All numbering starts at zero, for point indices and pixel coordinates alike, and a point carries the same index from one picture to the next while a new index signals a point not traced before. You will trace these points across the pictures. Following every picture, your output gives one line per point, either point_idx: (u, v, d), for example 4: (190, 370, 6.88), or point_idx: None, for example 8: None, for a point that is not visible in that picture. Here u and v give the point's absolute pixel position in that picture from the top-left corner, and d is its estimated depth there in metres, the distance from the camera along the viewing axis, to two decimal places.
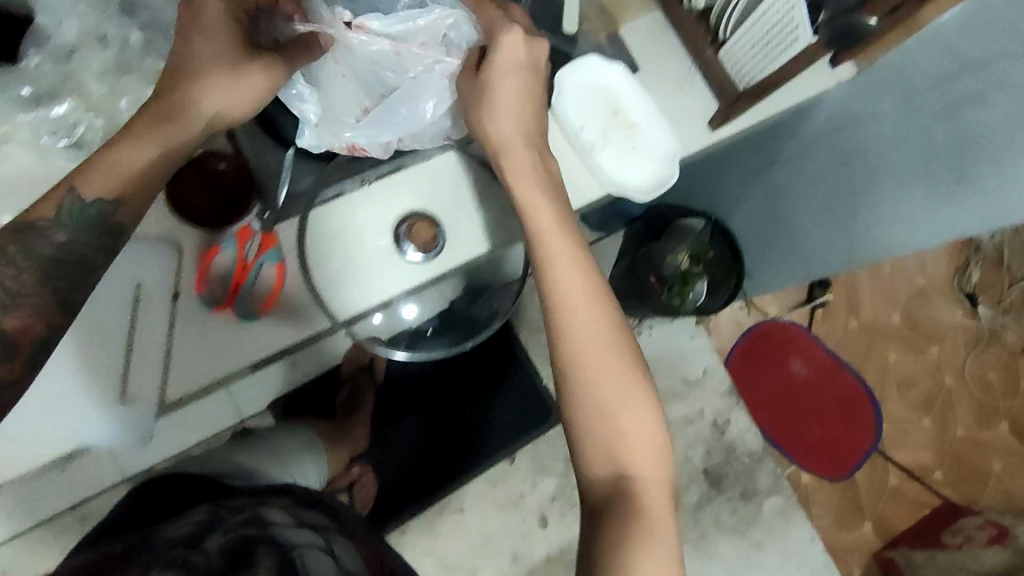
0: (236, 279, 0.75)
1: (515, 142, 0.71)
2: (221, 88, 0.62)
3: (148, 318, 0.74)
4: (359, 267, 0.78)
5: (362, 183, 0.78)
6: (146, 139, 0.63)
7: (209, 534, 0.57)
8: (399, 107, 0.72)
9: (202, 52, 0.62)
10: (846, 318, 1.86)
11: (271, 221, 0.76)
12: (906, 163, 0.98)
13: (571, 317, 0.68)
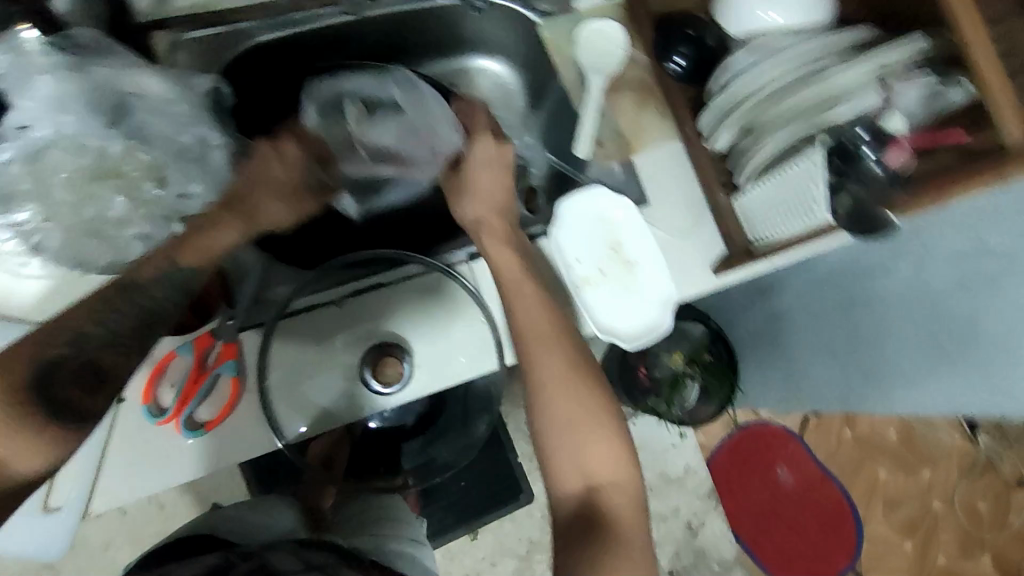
0: (186, 389, 0.70)
1: (489, 216, 0.75)
2: (280, 204, 0.73)
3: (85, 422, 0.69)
4: (313, 388, 0.74)
5: (337, 294, 0.75)
6: (211, 237, 0.65)
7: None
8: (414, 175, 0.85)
9: (276, 171, 0.72)
10: (839, 428, 1.68)
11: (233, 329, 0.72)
12: (913, 325, 0.94)
13: (550, 390, 0.66)
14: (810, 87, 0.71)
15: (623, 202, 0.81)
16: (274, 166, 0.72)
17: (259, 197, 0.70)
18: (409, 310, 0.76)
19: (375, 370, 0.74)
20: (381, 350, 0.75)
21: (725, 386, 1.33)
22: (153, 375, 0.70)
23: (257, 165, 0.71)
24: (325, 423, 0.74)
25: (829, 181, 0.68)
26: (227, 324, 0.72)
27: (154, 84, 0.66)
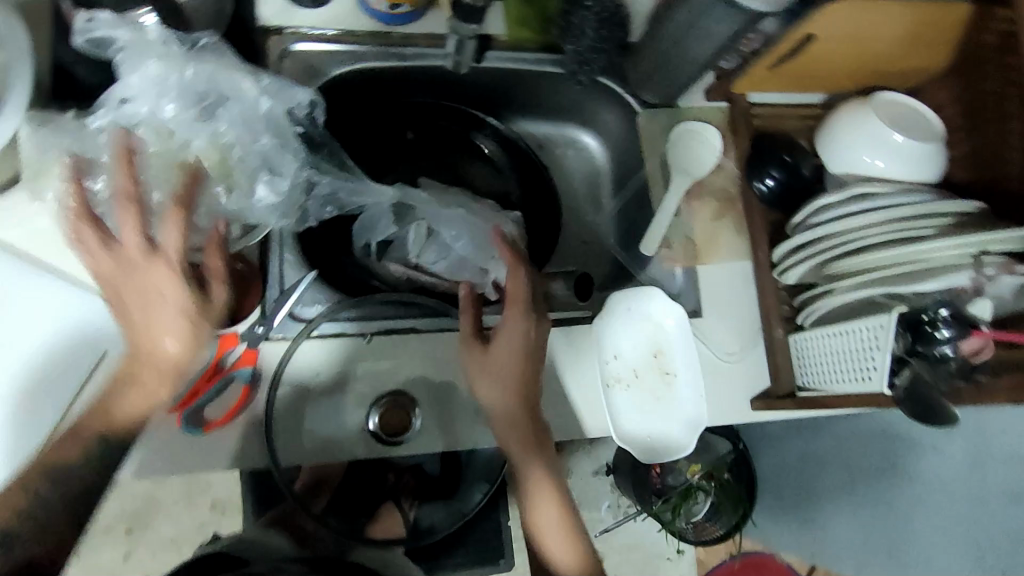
0: (196, 387, 0.67)
1: (504, 406, 0.70)
2: (180, 329, 0.61)
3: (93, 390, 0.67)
4: (322, 413, 0.73)
5: (368, 329, 0.74)
6: (141, 391, 0.63)
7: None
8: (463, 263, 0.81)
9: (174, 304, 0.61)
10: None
11: (260, 337, 0.69)
12: (960, 501, 0.93)
13: (552, 541, 0.74)
14: (898, 255, 0.65)
15: (677, 312, 0.80)
16: (158, 295, 0.59)
17: (158, 331, 0.61)
18: (434, 361, 0.76)
19: (384, 415, 0.74)
20: (398, 397, 0.74)
21: (737, 509, 1.26)
22: None
23: (145, 309, 0.60)
24: (324, 453, 0.72)
25: (896, 354, 0.65)
26: (255, 330, 0.69)
27: (258, 97, 0.66)
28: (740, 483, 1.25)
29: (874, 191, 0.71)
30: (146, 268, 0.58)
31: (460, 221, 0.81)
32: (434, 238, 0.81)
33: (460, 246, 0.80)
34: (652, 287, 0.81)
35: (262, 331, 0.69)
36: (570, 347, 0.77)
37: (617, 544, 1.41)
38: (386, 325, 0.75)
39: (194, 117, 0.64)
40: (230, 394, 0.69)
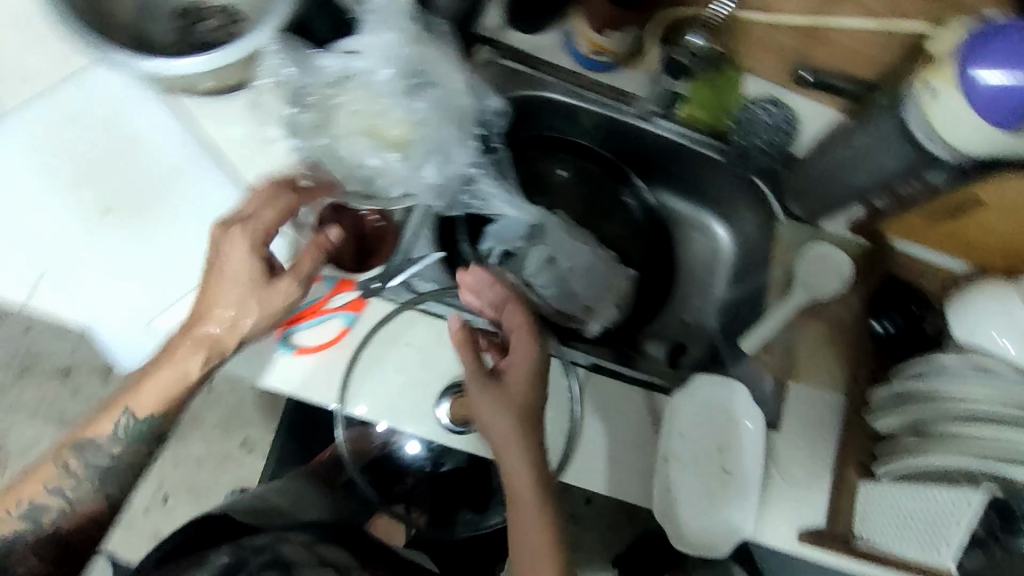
0: (306, 312, 0.71)
1: (515, 418, 0.65)
2: (243, 293, 0.60)
3: None
4: (398, 383, 0.73)
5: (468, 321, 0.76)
6: (169, 364, 0.61)
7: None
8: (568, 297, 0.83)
9: (232, 273, 0.59)
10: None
11: (374, 290, 0.73)
12: None
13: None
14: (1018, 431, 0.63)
15: (754, 414, 0.78)
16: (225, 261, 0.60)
17: (214, 299, 0.60)
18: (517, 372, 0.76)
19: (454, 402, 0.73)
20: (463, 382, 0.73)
21: None
22: None
23: (220, 270, 0.60)
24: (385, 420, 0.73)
25: (975, 533, 0.67)
26: (371, 284, 0.73)
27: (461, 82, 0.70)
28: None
29: (995, 366, 0.68)
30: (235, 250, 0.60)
31: (586, 262, 0.85)
32: (553, 266, 0.83)
33: (576, 285, 0.84)
34: (733, 380, 0.81)
35: (376, 288, 0.72)
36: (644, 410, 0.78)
37: None
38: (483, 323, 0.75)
39: (396, 91, 0.69)
40: (327, 330, 0.72)
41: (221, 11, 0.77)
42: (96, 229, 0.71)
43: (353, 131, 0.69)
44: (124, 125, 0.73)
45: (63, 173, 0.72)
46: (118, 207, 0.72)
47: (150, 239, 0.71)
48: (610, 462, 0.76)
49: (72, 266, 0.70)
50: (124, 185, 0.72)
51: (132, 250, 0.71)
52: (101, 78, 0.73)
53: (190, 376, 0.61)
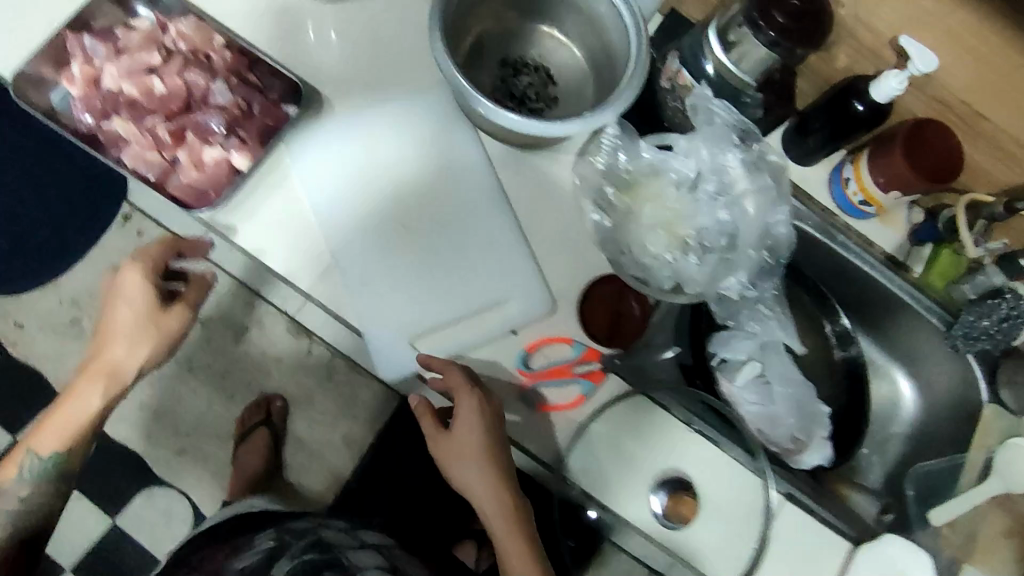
0: (554, 370, 0.75)
1: (474, 444, 0.74)
2: (130, 343, 0.79)
3: (487, 321, 0.76)
4: (612, 454, 0.76)
5: (688, 420, 0.78)
6: (76, 396, 0.81)
7: (279, 561, 0.83)
8: (779, 419, 0.83)
9: (120, 353, 0.80)
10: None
11: (615, 366, 0.76)
12: None
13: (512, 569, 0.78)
14: None
15: None
16: (130, 295, 0.78)
17: (108, 340, 0.80)
18: (710, 481, 0.77)
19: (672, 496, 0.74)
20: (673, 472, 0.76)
21: None
22: (543, 338, 0.76)
23: (116, 308, 0.79)
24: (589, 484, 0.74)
25: None
26: (613, 359, 0.76)
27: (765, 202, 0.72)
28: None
29: None
30: (120, 301, 0.79)
31: (797, 389, 0.85)
32: (765, 385, 0.83)
33: (789, 417, 0.83)
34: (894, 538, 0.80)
35: (617, 363, 0.76)
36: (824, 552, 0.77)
37: None
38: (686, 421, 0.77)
39: (694, 196, 0.73)
40: (567, 392, 0.75)
41: (536, 71, 0.84)
42: (391, 240, 0.76)
43: (655, 224, 0.72)
44: (436, 153, 0.79)
45: (373, 183, 0.77)
46: (413, 224, 0.77)
47: (437, 262, 0.76)
48: None
49: (362, 269, 0.74)
50: (423, 206, 0.78)
51: (418, 267, 0.76)
52: (427, 105, 0.80)
53: (121, 374, 0.81)
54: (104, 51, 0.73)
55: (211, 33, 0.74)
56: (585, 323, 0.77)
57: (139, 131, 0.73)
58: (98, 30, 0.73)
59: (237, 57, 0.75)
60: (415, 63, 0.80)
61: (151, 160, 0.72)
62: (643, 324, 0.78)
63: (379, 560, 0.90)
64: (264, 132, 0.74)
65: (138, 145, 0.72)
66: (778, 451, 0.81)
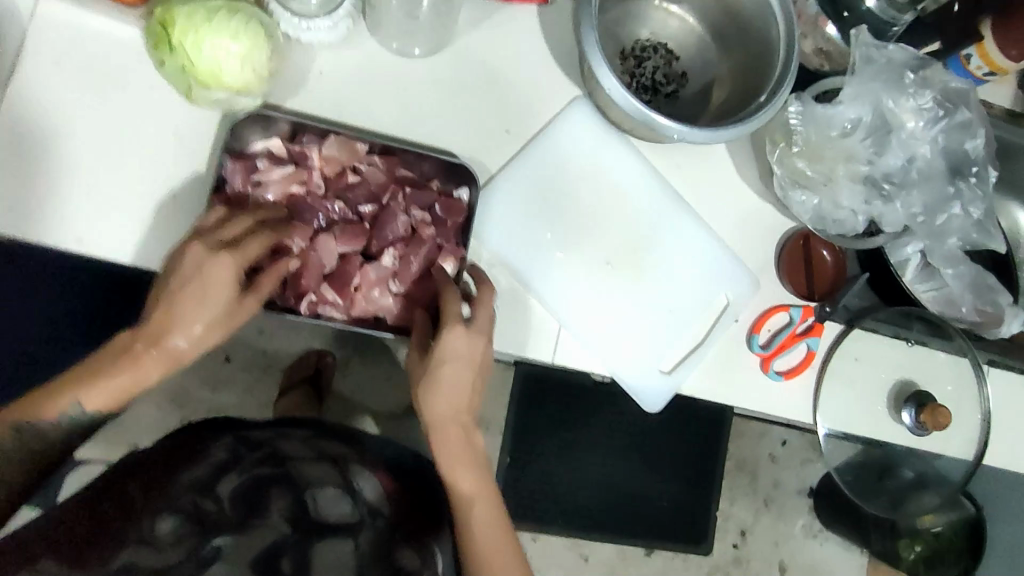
0: (783, 341, 0.79)
1: (465, 360, 0.66)
2: (195, 305, 0.57)
3: (719, 328, 0.77)
4: (838, 390, 0.83)
5: (896, 336, 0.85)
6: (131, 374, 0.56)
7: (223, 478, 0.65)
8: (960, 298, 0.85)
9: (194, 306, 0.57)
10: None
11: (826, 313, 0.80)
12: None
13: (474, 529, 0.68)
14: None
15: None
16: (211, 281, 0.58)
17: (174, 326, 0.57)
18: (918, 375, 0.86)
19: (923, 411, 0.82)
20: (907, 386, 0.85)
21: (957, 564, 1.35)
22: (763, 316, 0.79)
23: (188, 283, 0.57)
24: (825, 420, 0.83)
25: None
26: (823, 309, 0.80)
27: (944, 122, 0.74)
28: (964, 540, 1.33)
29: None
30: (199, 269, 0.57)
31: (980, 275, 0.83)
32: (931, 270, 0.85)
33: (970, 296, 0.85)
34: None
35: (830, 311, 0.80)
36: None
37: (804, 555, 1.57)
38: (893, 332, 0.85)
39: (880, 139, 0.73)
40: (798, 355, 0.80)
41: (655, 50, 0.79)
42: (601, 277, 0.75)
43: (850, 179, 0.74)
44: (606, 175, 0.77)
45: (561, 229, 0.75)
46: (617, 257, 0.76)
47: (649, 280, 0.77)
48: (1002, 439, 0.87)
49: (587, 317, 0.75)
50: (617, 236, 0.76)
51: (637, 295, 0.76)
52: (577, 129, 0.76)
53: (195, 332, 0.58)
54: (253, 204, 0.66)
55: (354, 143, 0.67)
56: (792, 286, 0.79)
57: (321, 275, 0.68)
58: (234, 181, 0.65)
59: (389, 161, 0.69)
60: (544, 93, 0.76)
61: (355, 303, 0.68)
62: (838, 273, 0.81)
63: (340, 476, 0.71)
64: (459, 232, 0.70)
65: (334, 290, 0.68)
66: (966, 326, 0.88)
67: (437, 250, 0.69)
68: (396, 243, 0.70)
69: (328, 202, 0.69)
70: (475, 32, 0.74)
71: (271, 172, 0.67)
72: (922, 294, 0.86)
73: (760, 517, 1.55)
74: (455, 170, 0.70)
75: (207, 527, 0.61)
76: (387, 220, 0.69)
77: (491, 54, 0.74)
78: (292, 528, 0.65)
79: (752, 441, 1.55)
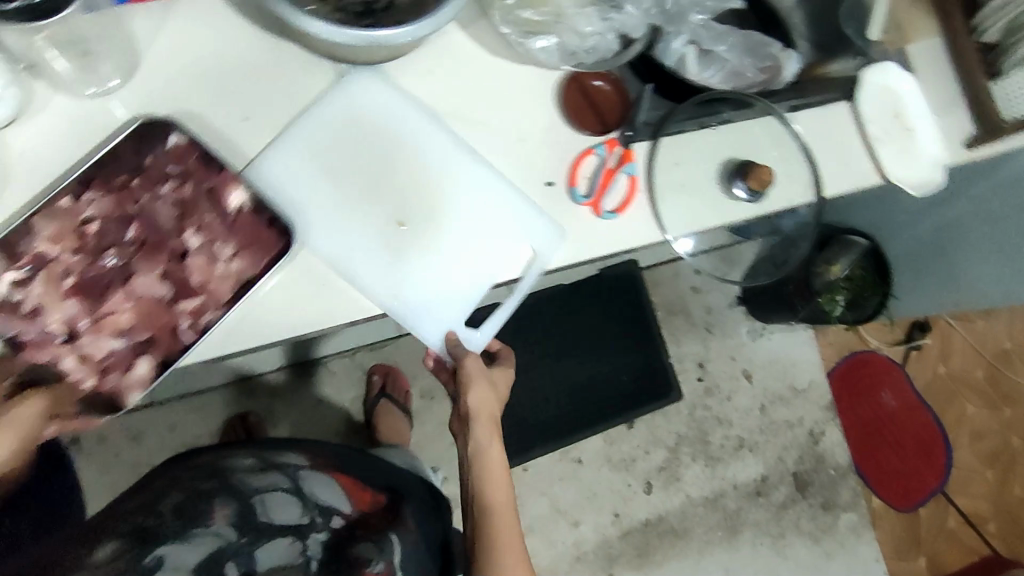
0: (602, 181, 0.80)
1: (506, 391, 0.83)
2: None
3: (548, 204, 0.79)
4: (674, 197, 0.85)
5: (702, 126, 0.87)
6: None
7: (164, 498, 0.64)
8: (744, 67, 0.89)
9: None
10: (934, 364, 1.75)
11: (629, 138, 0.81)
12: None
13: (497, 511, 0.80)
14: None
15: (903, 77, 0.95)
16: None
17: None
18: (739, 151, 0.89)
19: (748, 179, 0.84)
20: (730, 164, 0.88)
21: (876, 294, 1.46)
22: (574, 166, 0.80)
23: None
24: (678, 229, 0.85)
25: None
26: (626, 135, 0.81)
27: None
28: (876, 274, 1.46)
29: None
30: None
31: (745, 37, 0.88)
32: (710, 55, 0.87)
33: (751, 61, 0.89)
34: (862, 69, 0.94)
35: (632, 134, 0.81)
36: (832, 120, 0.92)
37: (759, 356, 1.65)
38: (699, 124, 0.87)
39: None
40: (622, 187, 0.81)
41: None
42: (415, 211, 0.75)
43: (581, 5, 0.75)
44: (352, 148, 0.74)
45: (353, 186, 0.74)
46: (408, 213, 0.75)
47: (461, 188, 0.77)
48: (832, 168, 0.92)
49: (421, 254, 0.75)
50: (396, 193, 0.75)
51: (450, 234, 0.76)
52: (316, 81, 0.74)
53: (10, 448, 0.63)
54: (57, 327, 0.66)
55: (57, 205, 0.66)
56: (587, 126, 0.80)
57: (167, 301, 0.69)
58: (21, 330, 0.65)
59: (96, 186, 0.67)
60: (261, 64, 0.73)
61: (215, 289, 0.69)
62: (622, 96, 0.82)
63: (290, 481, 0.71)
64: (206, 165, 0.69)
65: (191, 298, 0.69)
66: (760, 89, 0.90)
67: (211, 192, 0.69)
68: (183, 224, 0.70)
69: (103, 263, 0.68)
70: (159, 42, 0.70)
71: (32, 292, 0.65)
72: (718, 80, 0.88)
73: (708, 344, 1.62)
74: (155, 136, 0.68)
75: (148, 539, 0.60)
76: (155, 218, 0.69)
77: (187, 53, 0.71)
78: (239, 532, 0.63)
79: (669, 284, 1.60)
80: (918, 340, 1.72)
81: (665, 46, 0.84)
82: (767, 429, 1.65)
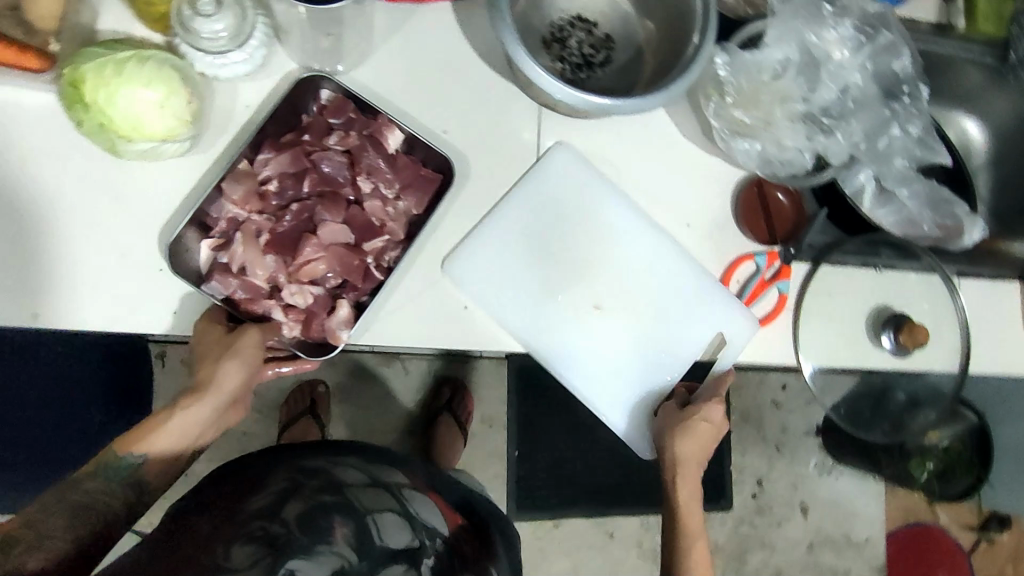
0: (754, 291, 0.80)
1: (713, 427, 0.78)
2: (220, 353, 0.67)
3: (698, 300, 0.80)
4: (817, 326, 0.83)
5: (865, 264, 0.85)
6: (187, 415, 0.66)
7: (286, 502, 0.61)
8: (919, 217, 0.83)
9: (214, 352, 0.67)
10: (1003, 563, 1.63)
11: (791, 254, 0.80)
12: None
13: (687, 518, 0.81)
14: None
15: None
16: (208, 342, 0.67)
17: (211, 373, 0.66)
18: (893, 299, 0.86)
19: (901, 333, 0.83)
20: (883, 310, 0.85)
21: (970, 474, 1.38)
22: (730, 268, 0.80)
23: (216, 343, 0.67)
24: (811, 359, 0.83)
25: None
26: (788, 252, 0.80)
27: (858, 59, 0.79)
28: (976, 454, 1.37)
29: None
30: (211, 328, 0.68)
31: (931, 189, 0.82)
32: (888, 195, 0.82)
33: (928, 215, 0.83)
34: None
35: (795, 252, 0.80)
36: (1000, 297, 0.88)
37: (823, 493, 1.58)
38: (862, 262, 0.84)
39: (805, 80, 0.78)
40: (770, 301, 0.81)
41: (579, 25, 0.80)
42: (597, 285, 0.78)
43: (791, 119, 0.77)
44: (541, 204, 0.77)
45: (543, 250, 0.77)
46: (605, 300, 0.78)
47: (644, 272, 0.79)
48: (984, 346, 0.88)
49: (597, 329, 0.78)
50: (577, 265, 0.78)
51: (609, 325, 0.78)
52: (515, 119, 0.78)
53: (228, 386, 0.67)
54: (261, 280, 0.71)
55: (236, 167, 0.70)
56: (755, 233, 0.79)
57: (351, 244, 0.73)
58: (235, 289, 0.69)
59: (268, 146, 0.71)
60: (472, 88, 0.77)
61: (393, 228, 0.74)
62: (797, 212, 0.80)
63: (399, 503, 0.66)
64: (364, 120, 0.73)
65: (375, 238, 0.74)
66: (932, 244, 0.86)
67: (371, 137, 0.73)
68: (354, 171, 0.75)
69: (284, 220, 0.73)
70: (392, 42, 0.75)
71: (235, 253, 0.70)
72: (887, 222, 0.83)
73: (776, 464, 1.56)
74: (308, 86, 0.72)
75: (280, 549, 0.56)
76: (326, 171, 0.74)
77: (412, 60, 0.76)
78: (359, 553, 0.59)
79: (753, 392, 1.56)
80: (995, 533, 1.61)
81: (850, 176, 0.79)
82: (808, 569, 1.57)
